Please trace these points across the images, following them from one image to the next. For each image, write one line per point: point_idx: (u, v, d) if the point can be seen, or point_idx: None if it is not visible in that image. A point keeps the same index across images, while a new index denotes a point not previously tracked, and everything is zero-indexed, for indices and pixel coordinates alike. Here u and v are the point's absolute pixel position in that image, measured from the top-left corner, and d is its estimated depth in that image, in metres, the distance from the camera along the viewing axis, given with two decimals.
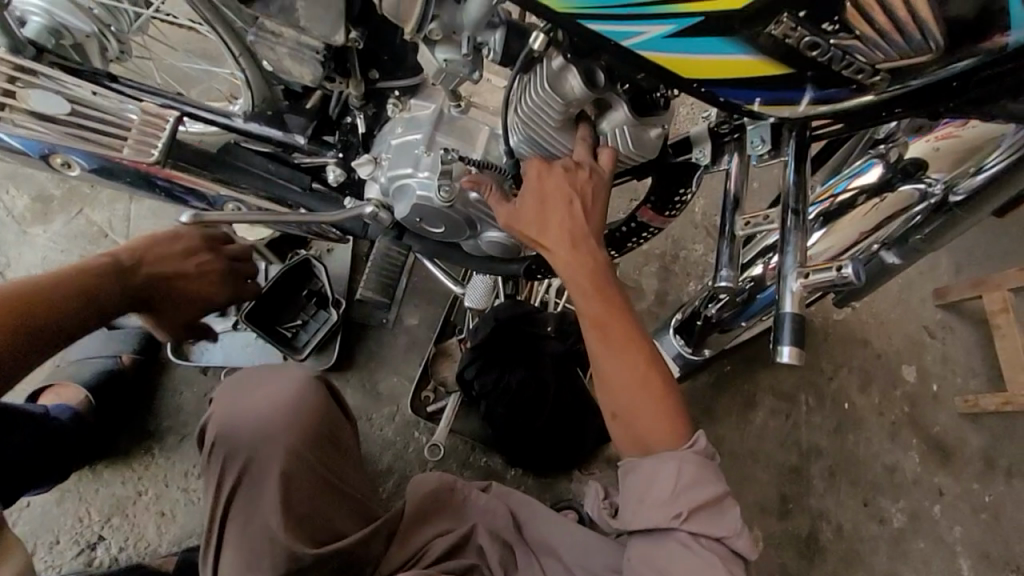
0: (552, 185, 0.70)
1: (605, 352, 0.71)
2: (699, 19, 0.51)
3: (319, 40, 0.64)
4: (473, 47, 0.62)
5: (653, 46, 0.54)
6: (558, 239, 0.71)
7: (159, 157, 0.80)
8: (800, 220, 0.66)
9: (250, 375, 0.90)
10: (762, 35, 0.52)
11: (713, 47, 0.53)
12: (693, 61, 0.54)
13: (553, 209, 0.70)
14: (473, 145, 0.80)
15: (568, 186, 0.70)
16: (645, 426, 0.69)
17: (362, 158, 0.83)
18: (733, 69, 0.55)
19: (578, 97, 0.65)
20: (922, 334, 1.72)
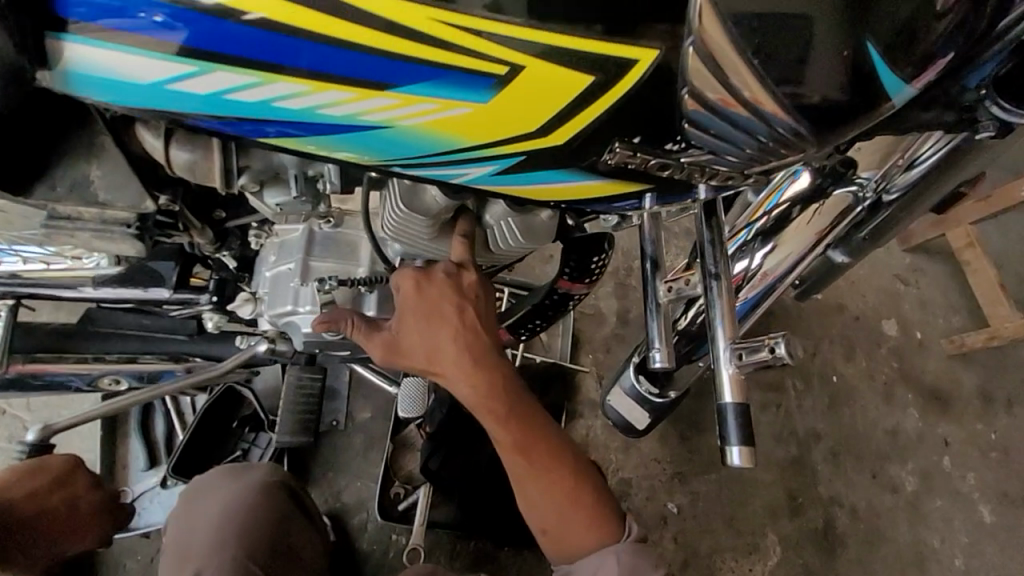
0: (433, 300, 0.56)
1: (533, 475, 0.60)
2: (520, 157, 0.46)
3: (127, 211, 0.54)
4: (306, 184, 0.52)
5: (487, 181, 0.49)
6: (451, 363, 0.57)
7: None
8: (724, 287, 0.57)
9: (209, 480, 0.89)
10: (599, 162, 0.47)
11: (555, 178, 0.48)
12: (542, 188, 0.50)
13: (437, 329, 0.57)
14: (356, 260, 0.70)
15: (454, 293, 0.56)
16: (580, 542, 0.61)
17: (238, 298, 0.74)
18: (588, 191, 0.51)
19: (443, 207, 0.55)
20: (895, 284, 1.67)
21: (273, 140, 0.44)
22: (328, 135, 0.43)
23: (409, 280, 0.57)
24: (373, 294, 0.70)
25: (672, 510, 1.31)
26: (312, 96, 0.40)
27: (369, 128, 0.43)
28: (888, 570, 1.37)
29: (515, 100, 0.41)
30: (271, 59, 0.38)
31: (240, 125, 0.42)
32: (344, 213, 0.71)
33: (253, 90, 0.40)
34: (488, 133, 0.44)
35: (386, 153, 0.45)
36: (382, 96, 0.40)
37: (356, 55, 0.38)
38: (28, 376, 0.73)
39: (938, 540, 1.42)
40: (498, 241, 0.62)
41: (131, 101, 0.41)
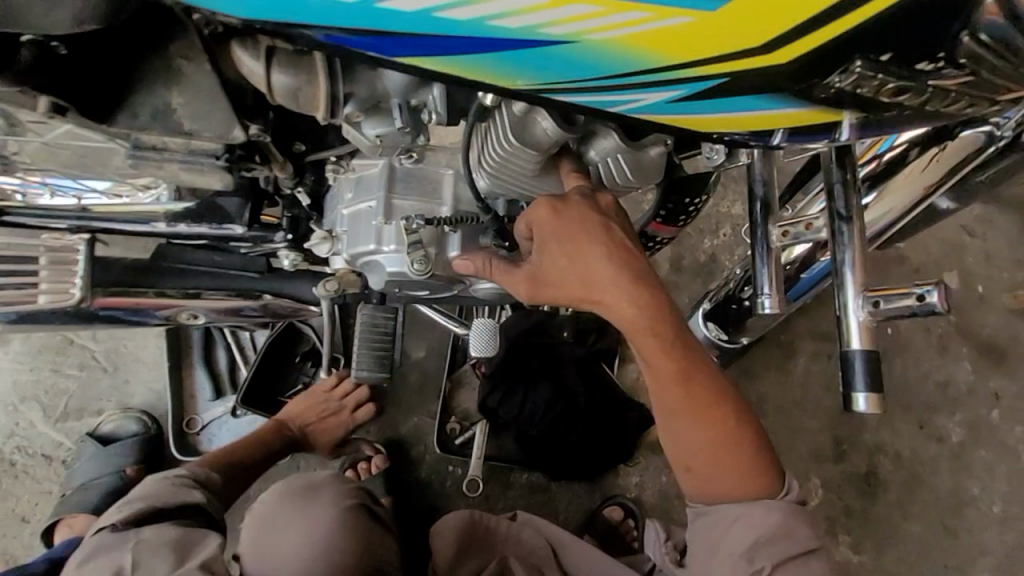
0: (577, 219, 0.56)
1: (678, 403, 0.59)
2: (723, 80, 0.39)
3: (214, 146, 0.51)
4: (409, 114, 0.47)
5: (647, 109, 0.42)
6: (600, 283, 0.57)
7: (82, 294, 0.69)
8: (854, 230, 0.53)
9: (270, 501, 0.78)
10: (825, 86, 0.39)
11: (755, 106, 0.41)
12: (697, 118, 0.43)
13: (582, 248, 0.56)
14: (438, 197, 0.66)
15: (596, 216, 0.56)
16: (725, 472, 0.60)
17: (314, 235, 0.71)
18: (760, 123, 0.43)
19: (553, 140, 0.50)
20: (961, 234, 1.59)
21: (407, 61, 0.39)
22: (474, 53, 0.38)
23: (545, 207, 0.56)
24: (457, 234, 0.66)
25: None
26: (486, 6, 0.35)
27: (539, 44, 0.37)
28: (926, 515, 1.39)
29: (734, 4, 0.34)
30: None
31: (389, 42, 0.38)
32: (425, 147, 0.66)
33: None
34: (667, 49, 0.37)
35: (541, 74, 0.40)
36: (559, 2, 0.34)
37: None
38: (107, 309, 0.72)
39: (977, 488, 1.43)
40: (605, 177, 0.57)
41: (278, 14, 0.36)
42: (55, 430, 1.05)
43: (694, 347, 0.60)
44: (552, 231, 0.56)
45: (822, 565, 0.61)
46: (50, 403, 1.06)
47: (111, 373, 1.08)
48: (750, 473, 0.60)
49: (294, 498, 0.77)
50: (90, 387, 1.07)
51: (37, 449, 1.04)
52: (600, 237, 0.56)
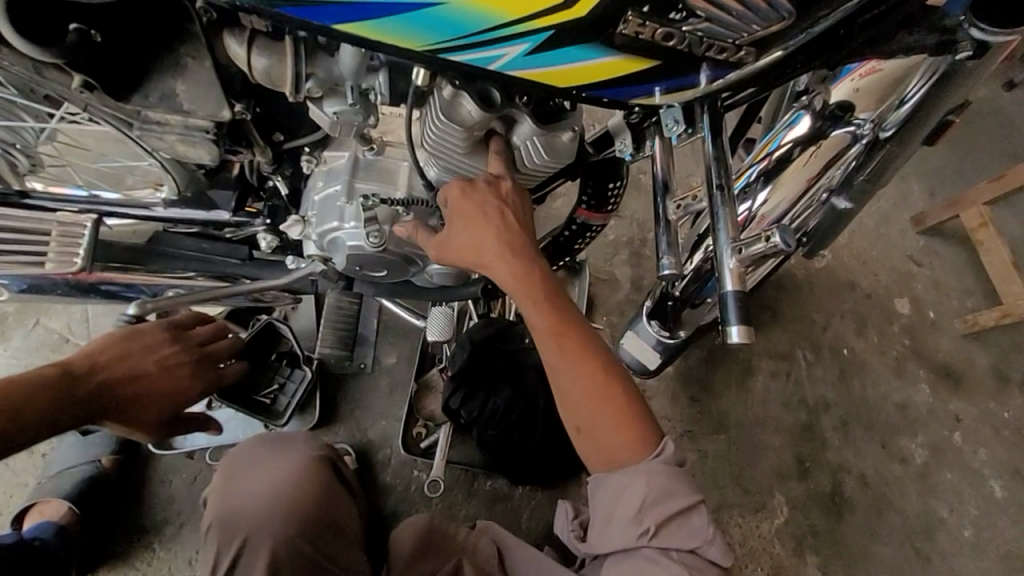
0: (477, 204, 0.67)
1: (567, 368, 0.66)
2: (552, 33, 0.50)
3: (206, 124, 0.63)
4: (360, 95, 0.60)
5: (520, 65, 0.52)
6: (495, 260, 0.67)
7: (83, 263, 0.79)
8: (726, 195, 0.64)
9: (245, 453, 0.89)
10: (617, 35, 0.50)
11: (580, 56, 0.51)
12: (561, 72, 0.53)
13: (478, 230, 0.67)
14: (394, 184, 0.78)
15: (492, 199, 0.67)
16: (608, 434, 0.67)
17: (289, 219, 0.82)
18: (602, 74, 0.54)
19: (476, 120, 0.63)
20: (909, 264, 1.70)
21: (341, 28, 0.49)
22: (380, 18, 0.48)
23: (455, 190, 0.68)
24: (409, 215, 0.78)
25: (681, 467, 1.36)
26: None
27: (423, 5, 0.47)
28: (896, 537, 1.39)
29: None
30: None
31: (320, 11, 0.47)
32: (385, 143, 0.79)
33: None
34: (520, 5, 0.47)
35: (429, 34, 0.49)
36: None
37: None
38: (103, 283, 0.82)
39: (947, 511, 1.44)
40: (525, 159, 0.70)
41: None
42: None
43: (579, 318, 0.68)
44: (457, 209, 0.67)
45: (701, 518, 0.67)
46: None
47: None
48: (632, 437, 0.67)
49: (265, 450, 0.90)
50: None
51: None
52: (494, 220, 0.66)
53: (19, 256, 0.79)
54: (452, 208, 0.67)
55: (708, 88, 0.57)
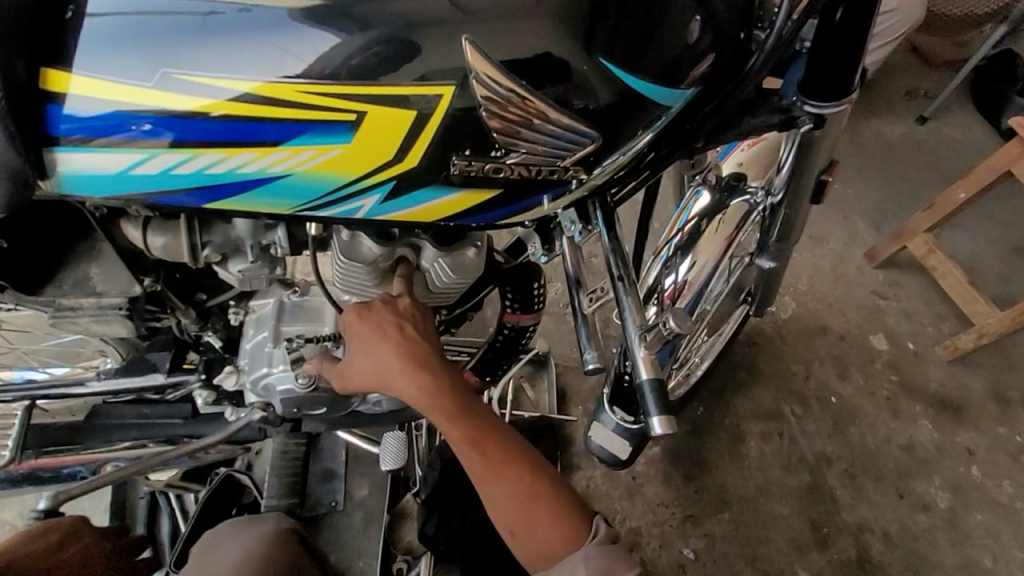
0: (374, 324, 0.66)
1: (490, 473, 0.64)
2: (394, 182, 0.54)
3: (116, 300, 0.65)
4: (260, 250, 0.63)
5: (378, 210, 0.56)
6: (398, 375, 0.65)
7: (13, 452, 0.78)
8: (629, 285, 0.65)
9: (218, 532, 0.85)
10: (452, 176, 0.55)
11: (428, 196, 0.55)
12: (419, 210, 0.57)
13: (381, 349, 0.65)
14: (320, 322, 0.79)
15: (389, 316, 0.67)
16: (543, 536, 0.62)
17: (223, 371, 0.82)
18: (454, 206, 0.58)
19: (379, 254, 0.66)
20: (874, 299, 1.71)
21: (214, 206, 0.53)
22: (237, 196, 0.52)
23: (352, 314, 0.67)
24: (338, 348, 0.78)
25: (689, 557, 1.24)
26: (220, 158, 0.50)
27: (274, 179, 0.51)
28: None
29: (382, 134, 0.51)
30: (177, 135, 0.48)
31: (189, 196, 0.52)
32: (309, 283, 0.82)
33: (176, 165, 0.50)
34: (359, 165, 0.52)
35: (286, 202, 0.53)
36: (277, 150, 0.50)
37: (233, 122, 0.48)
38: (36, 471, 0.80)
39: (989, 558, 1.32)
40: (435, 280, 0.72)
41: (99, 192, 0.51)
42: None
43: (494, 420, 0.67)
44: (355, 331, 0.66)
45: None
46: None
47: None
48: (565, 532, 0.63)
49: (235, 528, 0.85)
50: None
51: None
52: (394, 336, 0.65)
53: None
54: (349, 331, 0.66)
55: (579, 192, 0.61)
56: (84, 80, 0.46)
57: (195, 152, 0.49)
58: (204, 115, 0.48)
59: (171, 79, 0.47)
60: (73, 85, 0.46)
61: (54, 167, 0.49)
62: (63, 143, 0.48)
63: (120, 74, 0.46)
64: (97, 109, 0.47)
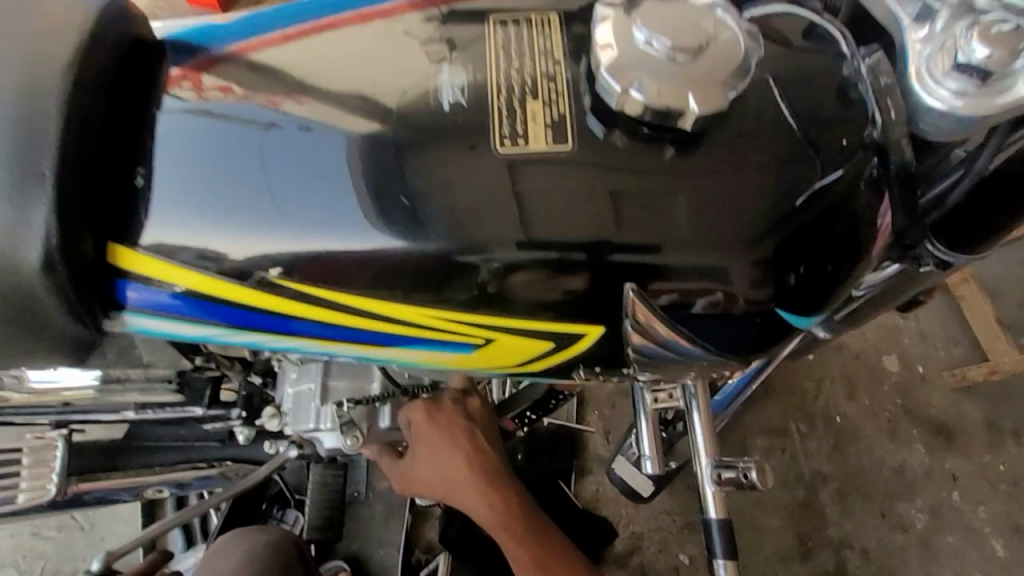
0: (444, 428, 0.76)
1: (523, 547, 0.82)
2: (502, 371, 0.59)
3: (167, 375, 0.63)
4: None
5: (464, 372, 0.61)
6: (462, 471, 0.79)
7: (59, 483, 0.78)
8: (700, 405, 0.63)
9: None
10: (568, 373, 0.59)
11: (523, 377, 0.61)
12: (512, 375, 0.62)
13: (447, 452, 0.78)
14: (368, 378, 0.77)
15: (458, 421, 0.77)
16: None
17: (265, 412, 0.81)
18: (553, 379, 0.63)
19: None
20: (894, 319, 1.72)
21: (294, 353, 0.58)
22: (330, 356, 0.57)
23: (422, 412, 0.76)
24: (386, 407, 0.77)
25: (685, 561, 1.34)
26: (321, 344, 0.54)
27: (373, 358, 0.57)
28: None
29: (490, 348, 0.54)
30: (272, 325, 0.52)
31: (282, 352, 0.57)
32: None
33: (276, 342, 0.54)
34: (464, 362, 0.57)
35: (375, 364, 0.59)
36: (383, 348, 0.54)
37: (332, 326, 0.52)
38: (80, 495, 0.81)
39: None
40: None
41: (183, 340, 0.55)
42: None
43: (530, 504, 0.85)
44: (426, 432, 0.75)
45: None
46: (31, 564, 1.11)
47: (87, 532, 1.14)
48: None
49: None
50: (68, 546, 1.13)
51: None
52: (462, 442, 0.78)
53: None
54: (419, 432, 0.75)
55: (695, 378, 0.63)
56: (167, 263, 0.48)
57: (297, 339, 0.53)
58: (303, 314, 0.51)
59: (268, 282, 0.49)
60: (142, 266, 0.48)
61: (141, 325, 0.52)
62: (140, 311, 0.50)
63: (192, 258, 0.48)
64: (183, 293, 0.50)
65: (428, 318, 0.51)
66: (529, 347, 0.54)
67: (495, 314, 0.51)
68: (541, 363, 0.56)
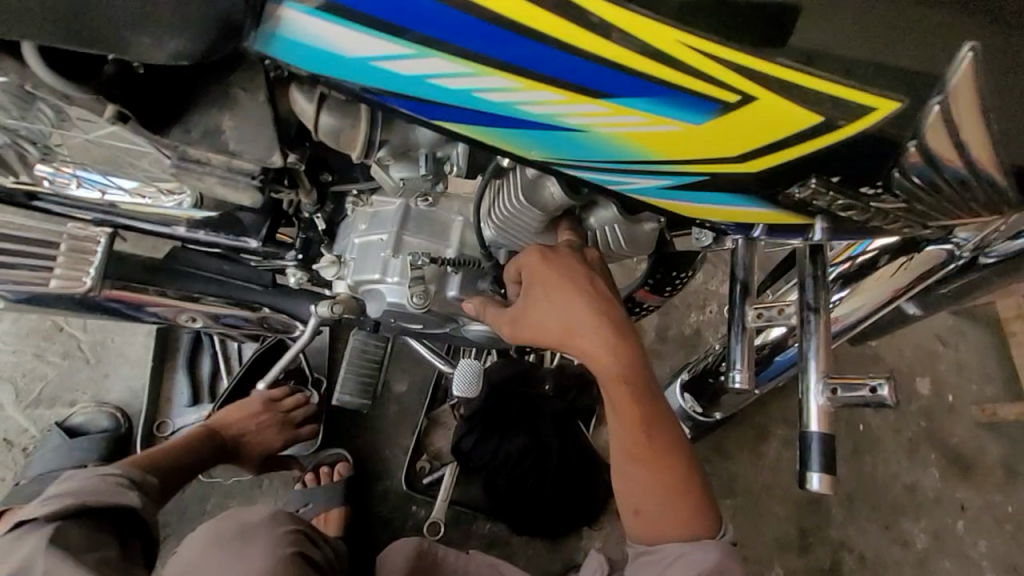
0: (564, 271, 0.61)
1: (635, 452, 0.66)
2: (702, 177, 0.48)
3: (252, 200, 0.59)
4: (434, 164, 0.53)
5: (648, 192, 0.51)
6: (584, 326, 0.63)
7: (94, 282, 0.72)
8: (820, 323, 0.58)
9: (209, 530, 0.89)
10: (781, 194, 0.48)
11: (716, 199, 0.50)
12: (695, 206, 0.52)
13: (567, 296, 0.62)
14: (445, 241, 0.71)
15: (578, 267, 0.62)
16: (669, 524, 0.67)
17: (323, 258, 0.74)
18: (738, 215, 0.52)
19: (559, 205, 0.57)
20: (934, 342, 1.67)
21: (444, 123, 0.48)
22: (503, 127, 0.47)
23: (535, 255, 0.62)
24: (457, 276, 0.71)
25: None
26: (513, 90, 0.44)
27: (559, 129, 0.46)
28: None
29: (715, 133, 0.44)
30: (488, 49, 0.41)
31: (431, 108, 0.46)
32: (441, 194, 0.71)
33: (456, 77, 0.43)
34: (671, 152, 0.46)
35: (549, 148, 0.48)
36: (592, 104, 0.43)
37: (529, 44, 0.40)
38: (109, 304, 0.74)
39: None
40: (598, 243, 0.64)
41: (329, 72, 0.45)
42: (24, 415, 1.02)
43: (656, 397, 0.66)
44: (540, 275, 0.62)
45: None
46: (26, 386, 1.03)
47: (94, 366, 1.07)
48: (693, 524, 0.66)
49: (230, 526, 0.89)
50: (70, 377, 1.05)
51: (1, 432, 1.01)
52: (593, 289, 0.62)
53: (16, 265, 0.70)
54: (528, 276, 0.62)
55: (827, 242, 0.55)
56: None
57: (482, 71, 0.43)
58: (500, 24, 0.40)
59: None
60: None
61: (292, 25, 0.42)
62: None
63: None
64: None
65: (666, 51, 0.39)
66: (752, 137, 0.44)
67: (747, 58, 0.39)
68: (776, 160, 0.45)
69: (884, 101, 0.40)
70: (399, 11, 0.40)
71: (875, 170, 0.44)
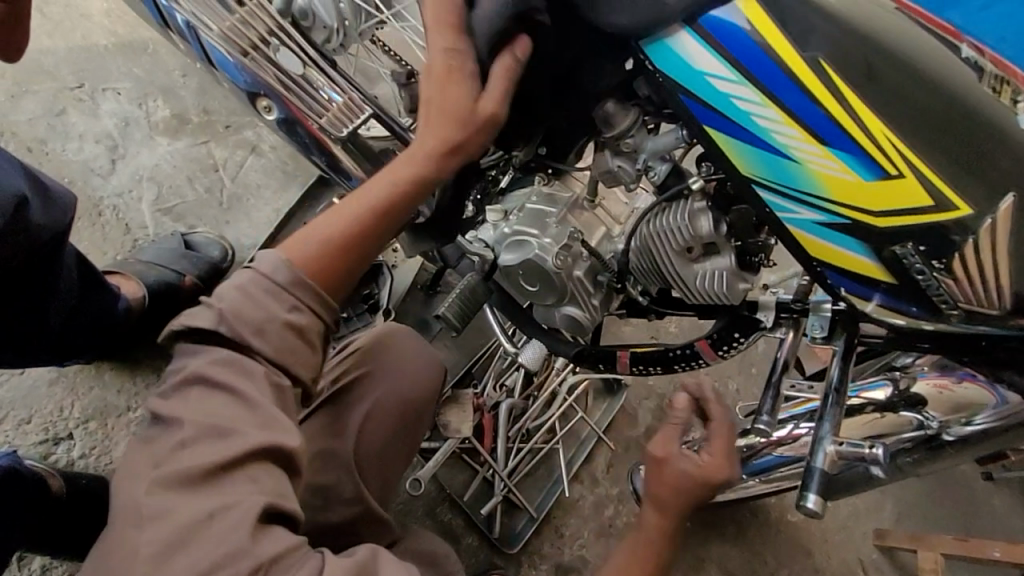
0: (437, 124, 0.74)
1: None
2: (846, 222, 0.64)
3: None
4: (647, 167, 0.79)
5: (803, 225, 0.66)
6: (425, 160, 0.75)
7: (347, 135, 0.91)
8: (840, 398, 0.79)
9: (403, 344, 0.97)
10: (886, 249, 0.64)
11: (845, 241, 0.65)
12: (822, 243, 0.66)
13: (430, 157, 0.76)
14: (591, 235, 0.94)
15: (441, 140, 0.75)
16: None
17: (495, 206, 0.97)
18: (848, 262, 0.67)
19: (702, 235, 0.81)
20: (856, 566, 1.77)
21: (705, 132, 0.65)
22: (736, 135, 0.64)
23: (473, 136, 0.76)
24: (587, 262, 0.93)
25: None
26: (769, 112, 0.61)
27: (774, 147, 0.63)
28: None
29: (875, 189, 0.61)
30: (767, 81, 0.60)
31: (704, 111, 0.63)
32: (599, 204, 0.96)
33: (730, 86, 0.61)
34: (838, 193, 0.62)
35: (753, 163, 0.64)
36: (799, 133, 0.61)
37: (794, 84, 0.60)
38: (318, 144, 0.95)
39: None
40: (705, 283, 0.86)
41: (659, 63, 0.63)
42: (151, 215, 1.16)
43: None
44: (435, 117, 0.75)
45: None
46: (166, 195, 1.18)
47: (222, 210, 1.20)
48: None
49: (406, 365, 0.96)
50: (200, 208, 1.19)
51: (125, 219, 1.14)
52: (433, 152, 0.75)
53: (302, 97, 0.91)
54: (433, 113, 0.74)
55: (876, 307, 0.70)
56: None
57: (756, 92, 0.61)
58: (783, 70, 0.60)
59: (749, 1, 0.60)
60: None
61: (673, 37, 0.62)
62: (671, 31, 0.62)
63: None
64: (732, 17, 0.60)
65: (864, 114, 0.59)
66: (883, 179, 0.61)
67: (898, 138, 0.59)
68: (893, 223, 0.62)
69: (963, 205, 0.61)
70: (739, 48, 0.60)
71: (946, 248, 0.62)
